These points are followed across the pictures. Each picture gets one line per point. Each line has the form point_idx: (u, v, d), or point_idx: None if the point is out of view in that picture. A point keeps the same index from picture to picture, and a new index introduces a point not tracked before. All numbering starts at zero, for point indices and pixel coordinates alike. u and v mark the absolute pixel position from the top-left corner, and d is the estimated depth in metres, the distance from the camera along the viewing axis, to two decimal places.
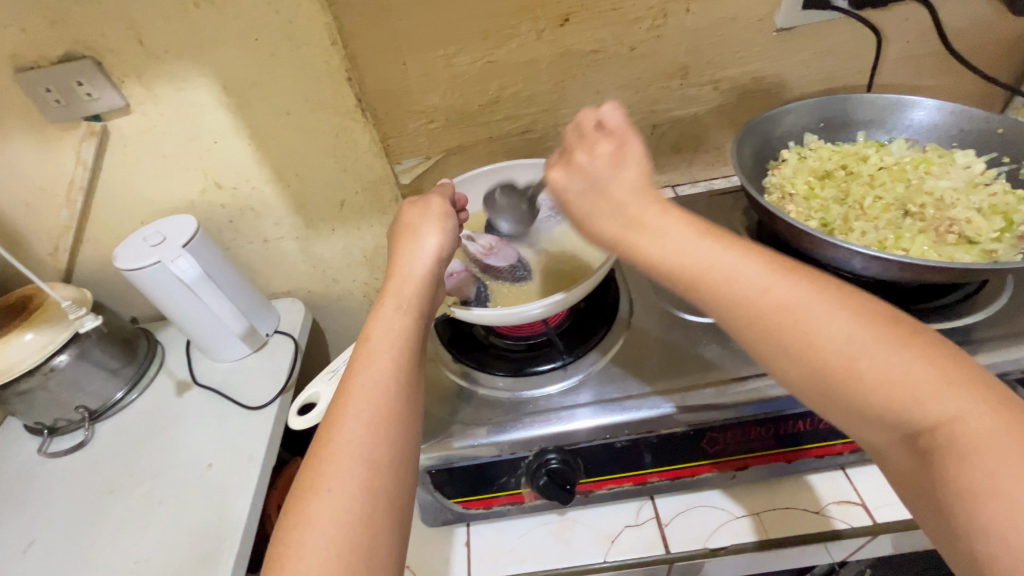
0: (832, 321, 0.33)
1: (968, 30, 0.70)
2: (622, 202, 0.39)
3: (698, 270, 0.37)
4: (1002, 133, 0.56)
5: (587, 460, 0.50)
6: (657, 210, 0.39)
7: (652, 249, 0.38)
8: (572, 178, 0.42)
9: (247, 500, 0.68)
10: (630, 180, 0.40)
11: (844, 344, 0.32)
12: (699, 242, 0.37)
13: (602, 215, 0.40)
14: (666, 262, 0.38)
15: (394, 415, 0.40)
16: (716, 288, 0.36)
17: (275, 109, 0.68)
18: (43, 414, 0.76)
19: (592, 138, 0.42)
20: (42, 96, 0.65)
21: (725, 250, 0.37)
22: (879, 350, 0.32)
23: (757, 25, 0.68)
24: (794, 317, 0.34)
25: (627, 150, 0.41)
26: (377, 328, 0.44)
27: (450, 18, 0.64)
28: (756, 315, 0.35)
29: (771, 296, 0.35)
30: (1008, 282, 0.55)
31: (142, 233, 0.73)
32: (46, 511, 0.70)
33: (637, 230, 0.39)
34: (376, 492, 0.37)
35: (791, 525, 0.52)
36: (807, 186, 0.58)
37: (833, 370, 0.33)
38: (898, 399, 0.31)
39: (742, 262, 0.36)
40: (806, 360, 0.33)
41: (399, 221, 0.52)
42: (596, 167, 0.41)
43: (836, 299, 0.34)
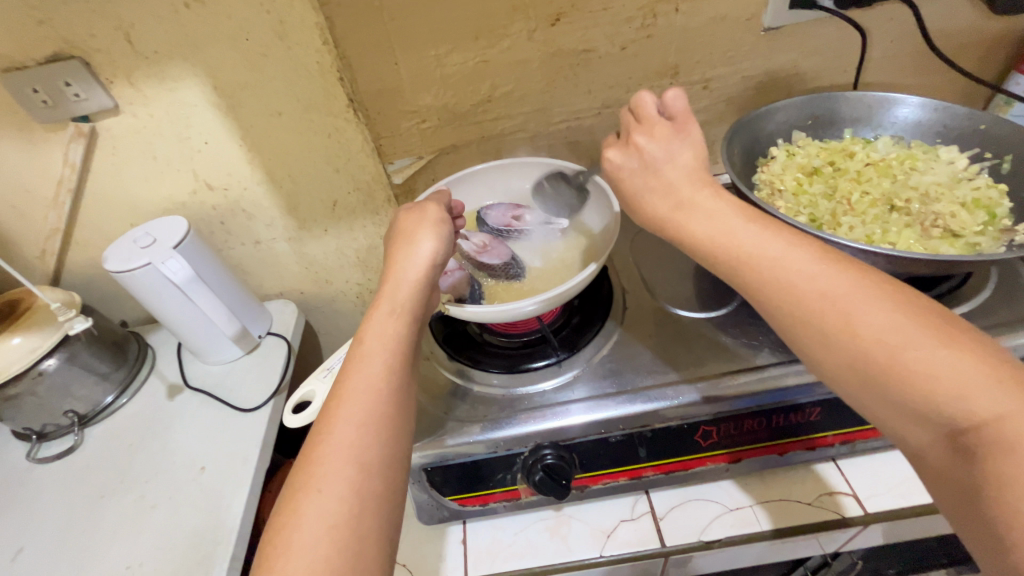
0: (876, 313, 0.35)
1: (950, 29, 0.71)
2: (672, 182, 0.47)
3: (747, 256, 0.40)
4: (984, 129, 0.58)
5: (581, 455, 0.50)
6: (708, 189, 0.45)
7: (704, 226, 0.43)
8: (628, 158, 0.50)
9: (241, 503, 0.67)
10: (683, 160, 0.47)
11: (889, 333, 0.34)
12: (750, 230, 0.41)
13: (651, 192, 0.48)
14: (715, 241, 0.42)
15: (385, 417, 0.40)
16: (766, 275, 0.39)
17: (267, 109, 0.68)
18: (31, 419, 0.75)
19: (651, 123, 0.50)
20: (29, 96, 0.64)
21: (773, 239, 0.40)
22: (926, 343, 0.33)
23: (745, 25, 0.69)
24: (837, 303, 0.36)
25: (682, 134, 0.48)
26: (371, 331, 0.44)
27: (442, 18, 0.64)
28: (802, 300, 0.37)
29: (816, 283, 0.37)
30: (993, 274, 0.57)
31: (133, 235, 0.73)
32: (36, 517, 0.69)
33: (688, 209, 0.45)
34: (365, 494, 0.36)
35: (784, 516, 0.52)
36: (795, 182, 0.59)
37: (878, 357, 0.34)
38: (943, 394, 0.32)
39: (793, 253, 0.39)
40: (847, 347, 0.35)
41: (395, 228, 0.52)
42: (650, 152, 0.48)
43: (886, 296, 0.36)
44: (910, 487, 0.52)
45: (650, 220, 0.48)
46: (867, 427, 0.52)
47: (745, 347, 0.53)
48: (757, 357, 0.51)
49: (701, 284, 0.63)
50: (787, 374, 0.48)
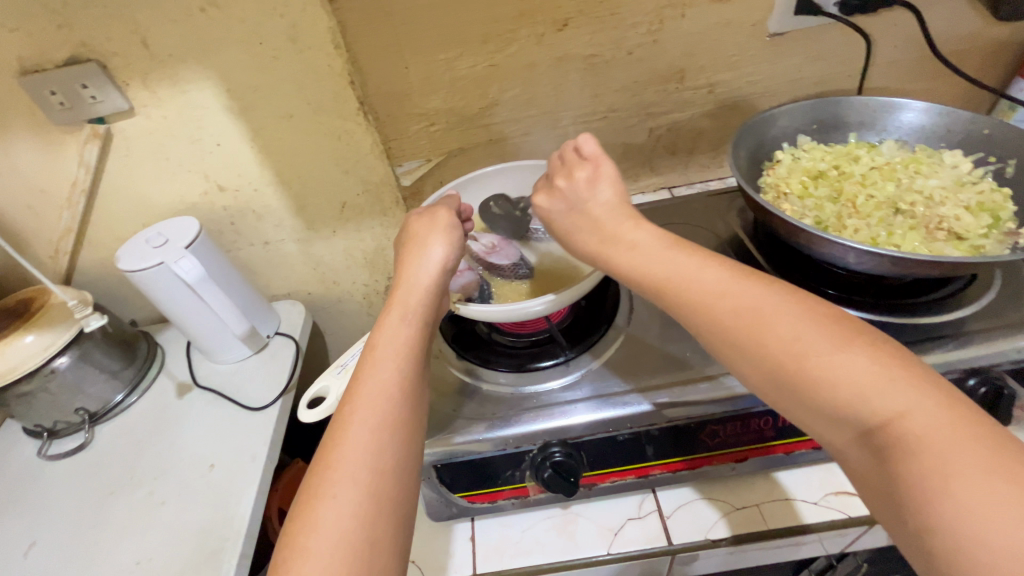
0: (782, 324, 0.36)
1: (954, 35, 0.72)
2: (597, 219, 0.48)
3: (661, 277, 0.42)
4: (988, 134, 0.58)
5: (589, 454, 0.51)
6: (631, 222, 0.46)
7: (624, 254, 0.45)
8: (555, 201, 0.52)
9: (249, 501, 0.68)
10: (600, 202, 0.49)
11: (795, 342, 0.35)
12: (665, 251, 0.43)
13: (580, 231, 0.49)
14: (635, 267, 0.44)
15: (398, 420, 0.41)
16: (679, 293, 0.41)
17: (279, 112, 0.69)
18: (44, 416, 0.76)
19: (571, 165, 0.52)
20: (46, 98, 0.66)
21: (688, 258, 0.42)
22: (828, 348, 0.34)
23: (751, 30, 0.70)
24: (748, 319, 0.37)
25: (602, 174, 0.50)
26: (383, 336, 0.45)
27: (451, 23, 0.66)
28: (713, 318, 0.39)
29: (724, 299, 0.39)
30: (997, 277, 0.57)
31: (145, 235, 0.74)
32: (48, 512, 0.70)
33: (611, 242, 0.47)
34: (380, 495, 0.37)
35: (791, 516, 0.52)
36: (801, 185, 0.60)
37: (786, 365, 0.35)
38: (848, 397, 0.33)
39: (698, 272, 0.41)
40: (759, 358, 0.36)
41: (406, 233, 0.53)
42: (575, 191, 0.50)
43: (792, 305, 0.37)
44: None
45: (581, 255, 0.50)
46: None
47: None
48: None
49: None
50: None
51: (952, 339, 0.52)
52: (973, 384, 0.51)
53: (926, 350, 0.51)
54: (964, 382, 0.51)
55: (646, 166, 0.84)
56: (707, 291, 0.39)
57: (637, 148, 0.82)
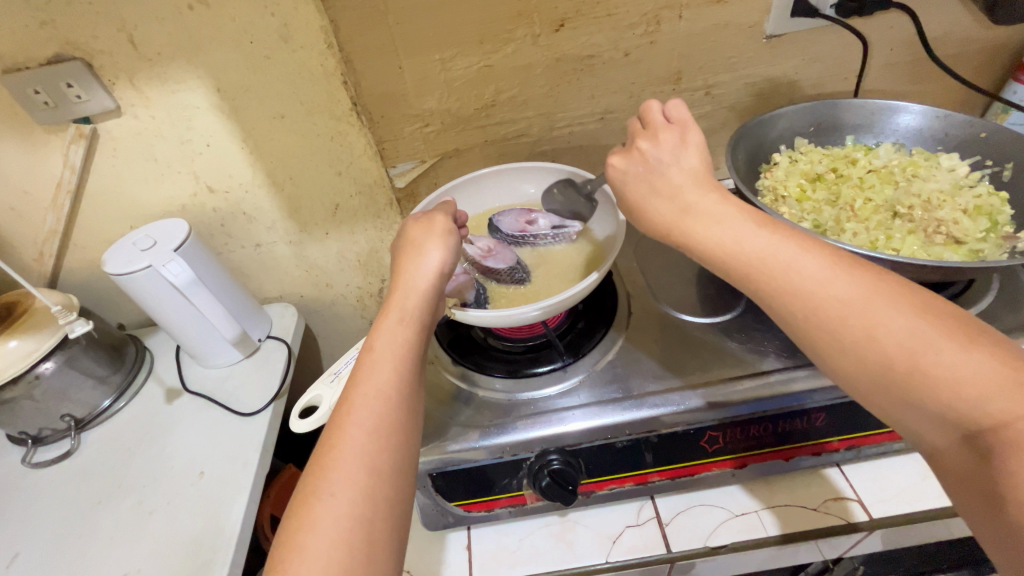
0: (897, 319, 0.35)
1: (949, 38, 0.72)
2: (678, 184, 0.45)
3: (754, 256, 0.39)
4: (985, 137, 0.58)
5: (587, 461, 0.50)
6: (716, 194, 0.43)
7: (712, 229, 0.42)
8: (630, 164, 0.48)
9: (240, 509, 0.67)
10: (685, 171, 0.46)
11: (910, 338, 0.34)
12: (759, 233, 0.40)
13: (658, 193, 0.46)
14: (723, 242, 0.41)
15: (395, 423, 0.40)
16: (776, 280, 0.38)
17: (270, 112, 0.68)
18: (28, 423, 0.74)
19: (657, 127, 0.49)
20: (30, 97, 0.64)
21: (787, 241, 0.40)
22: (948, 347, 0.33)
23: (747, 32, 0.70)
24: (859, 312, 0.36)
25: (689, 139, 0.47)
26: (380, 339, 0.44)
27: (447, 23, 0.65)
28: (817, 308, 0.37)
29: (832, 290, 0.37)
30: (994, 280, 0.57)
31: (132, 237, 0.72)
32: (32, 522, 0.69)
33: (702, 208, 0.43)
34: (376, 498, 0.36)
35: (790, 522, 0.52)
36: (799, 188, 0.59)
37: (898, 364, 0.34)
38: (964, 400, 0.32)
39: (802, 259, 0.38)
40: (867, 353, 0.35)
41: (402, 238, 0.52)
42: (659, 153, 0.47)
43: (904, 300, 0.36)
44: (912, 493, 0.52)
45: (655, 225, 0.46)
46: (870, 433, 0.52)
47: (751, 354, 0.53)
48: (762, 364, 0.52)
49: (705, 289, 0.63)
50: (793, 380, 0.49)
51: None
52: None
53: None
54: None
55: None
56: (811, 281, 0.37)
57: None
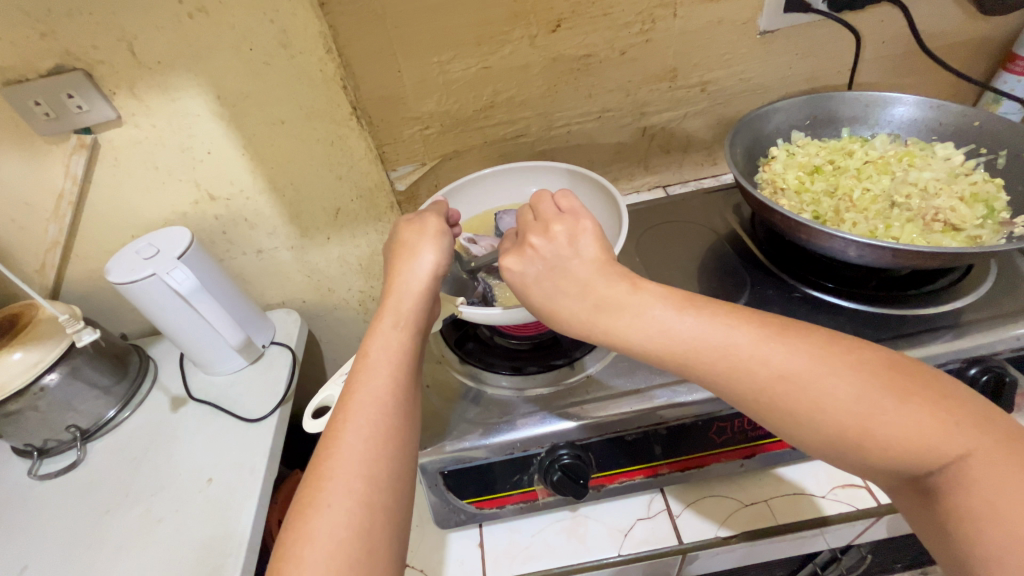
0: (838, 386, 0.36)
1: (941, 29, 0.73)
2: (584, 280, 0.44)
3: (689, 347, 0.40)
4: (979, 125, 0.59)
5: (597, 455, 0.50)
6: (625, 283, 0.43)
7: (630, 325, 0.42)
8: (527, 264, 0.46)
9: (250, 514, 0.67)
10: (585, 267, 0.44)
11: (856, 404, 0.35)
12: (683, 317, 0.41)
13: (564, 295, 0.45)
14: (647, 340, 0.41)
15: (391, 430, 0.41)
16: (718, 364, 0.39)
17: (270, 118, 0.68)
18: (33, 435, 0.74)
19: (546, 220, 0.47)
20: (30, 109, 0.64)
21: (714, 323, 0.40)
22: (888, 403, 0.35)
23: (741, 29, 0.71)
24: (800, 383, 0.37)
25: (581, 229, 0.46)
26: (376, 344, 0.45)
27: (444, 25, 0.65)
28: (760, 387, 0.38)
29: (772, 366, 0.38)
30: (993, 266, 0.58)
31: (135, 246, 0.72)
32: (40, 533, 0.68)
33: (613, 308, 0.42)
34: (373, 506, 0.37)
35: (798, 509, 0.53)
36: (798, 180, 0.60)
37: (850, 427, 0.35)
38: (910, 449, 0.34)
39: (733, 333, 0.39)
40: (817, 422, 0.36)
41: (396, 239, 0.52)
42: (555, 249, 0.45)
43: (840, 360, 0.37)
44: None
45: (570, 326, 0.44)
46: None
47: None
48: None
49: (708, 283, 0.64)
50: None
51: (952, 330, 0.52)
52: (975, 373, 0.51)
53: (925, 341, 0.52)
54: (966, 372, 0.52)
55: (640, 165, 0.84)
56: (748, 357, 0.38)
57: (631, 147, 0.82)
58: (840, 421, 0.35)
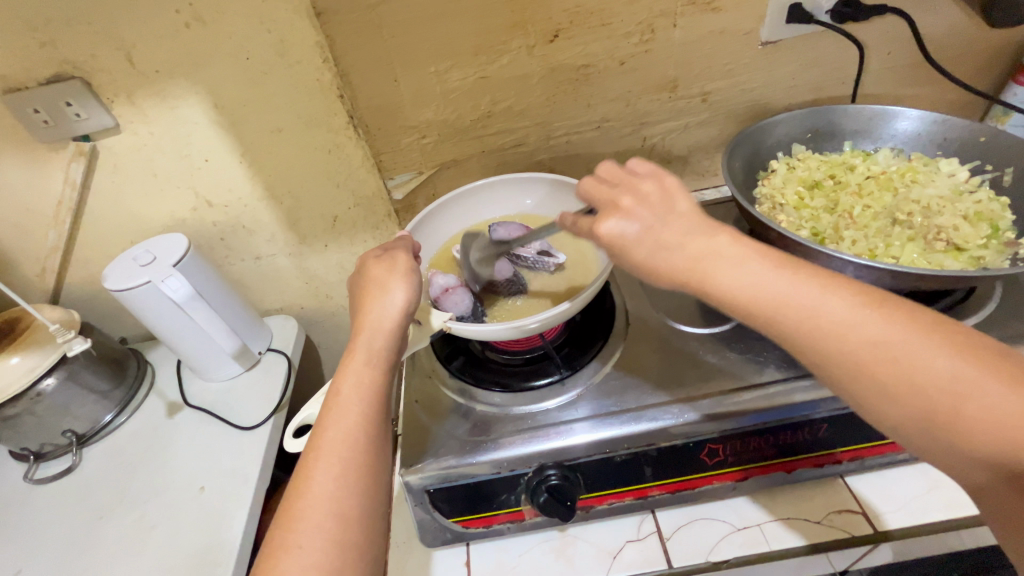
0: (932, 360, 0.34)
1: (948, 40, 0.72)
2: (683, 234, 0.41)
3: (779, 301, 0.37)
4: (984, 140, 0.58)
5: (586, 475, 0.49)
6: (725, 235, 0.40)
7: (733, 281, 0.38)
8: (628, 222, 0.42)
9: (241, 523, 0.67)
10: (687, 218, 0.41)
11: (952, 383, 0.33)
12: (777, 274, 0.38)
13: (664, 252, 0.40)
14: (746, 295, 0.38)
15: (362, 469, 0.41)
16: (799, 325, 0.37)
17: (267, 126, 0.68)
18: (30, 439, 0.74)
19: (631, 182, 0.45)
20: (30, 116, 0.65)
21: (808, 283, 0.38)
22: (991, 387, 0.32)
23: (743, 39, 0.70)
24: (892, 356, 0.35)
25: (670, 186, 0.43)
26: (347, 382, 0.45)
27: (442, 34, 0.64)
28: (847, 353, 0.36)
29: (864, 333, 0.35)
30: (998, 286, 0.56)
31: (133, 252, 0.73)
32: (35, 537, 0.69)
33: (711, 257, 0.39)
34: (345, 545, 0.38)
35: (794, 535, 0.51)
36: (797, 196, 0.59)
37: (937, 403, 0.33)
38: (1010, 441, 0.31)
39: (826, 298, 0.37)
40: (905, 394, 0.34)
41: (364, 275, 0.51)
42: (649, 206, 0.42)
43: (939, 335, 0.34)
44: (917, 504, 0.52)
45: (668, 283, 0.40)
46: (871, 444, 0.51)
47: (750, 364, 0.53)
48: (762, 373, 0.51)
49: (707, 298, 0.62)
50: (792, 391, 0.48)
51: None
52: None
53: None
54: None
55: None
56: (835, 323, 0.36)
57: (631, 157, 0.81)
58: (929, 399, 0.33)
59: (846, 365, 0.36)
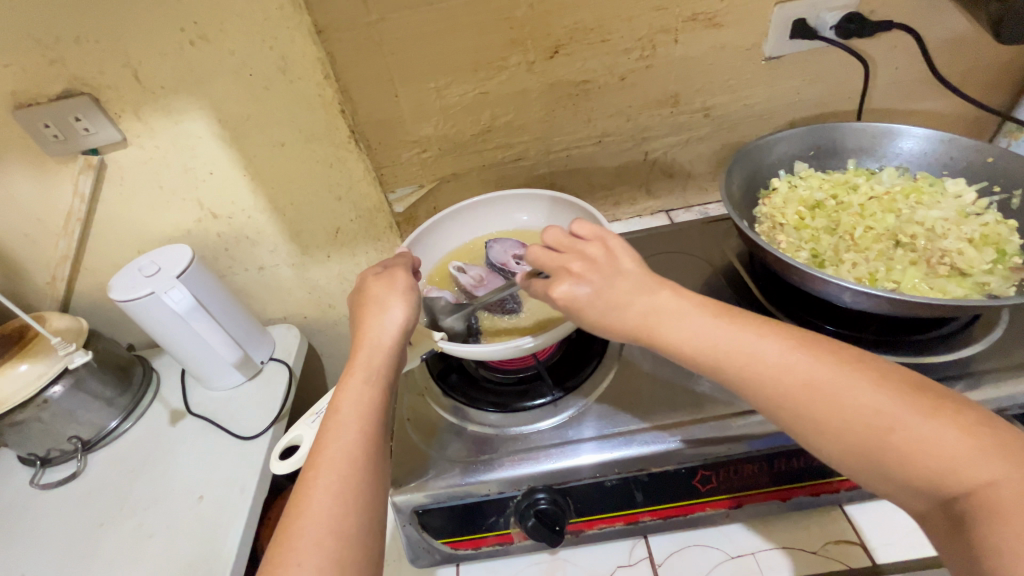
0: (862, 393, 0.35)
1: (958, 55, 0.70)
2: (629, 294, 0.43)
3: (718, 350, 0.40)
4: (992, 161, 0.56)
5: (576, 499, 0.49)
6: (666, 290, 0.43)
7: (676, 332, 0.41)
8: (580, 286, 0.44)
9: (237, 533, 0.67)
10: (629, 279, 0.44)
11: (875, 414, 0.35)
12: (718, 324, 0.41)
13: (613, 312, 0.43)
14: (689, 344, 0.41)
15: (361, 486, 0.41)
16: (740, 369, 0.39)
17: (269, 141, 0.69)
18: (37, 445, 0.76)
19: (579, 247, 0.46)
20: (40, 131, 0.66)
21: (744, 330, 0.40)
22: (911, 418, 0.34)
23: (746, 54, 0.69)
24: (824, 393, 0.36)
25: (615, 251, 0.45)
26: (346, 400, 0.45)
27: (441, 51, 0.64)
28: (783, 392, 0.38)
29: (796, 373, 0.37)
30: (1004, 313, 0.55)
31: (138, 263, 0.74)
32: (38, 542, 0.70)
33: (655, 314, 0.42)
34: (343, 562, 0.37)
35: (789, 564, 0.50)
36: (798, 215, 0.58)
37: (868, 437, 0.34)
38: (938, 467, 0.32)
39: (759, 343, 0.39)
40: (838, 432, 0.36)
41: (363, 293, 0.51)
42: (598, 271, 0.44)
43: (862, 372, 0.37)
44: (916, 537, 0.50)
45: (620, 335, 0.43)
46: None
47: None
48: None
49: None
50: None
51: (956, 380, 0.49)
52: None
53: None
54: None
55: (642, 189, 0.83)
56: (768, 366, 0.38)
57: (633, 171, 0.80)
58: (858, 431, 0.35)
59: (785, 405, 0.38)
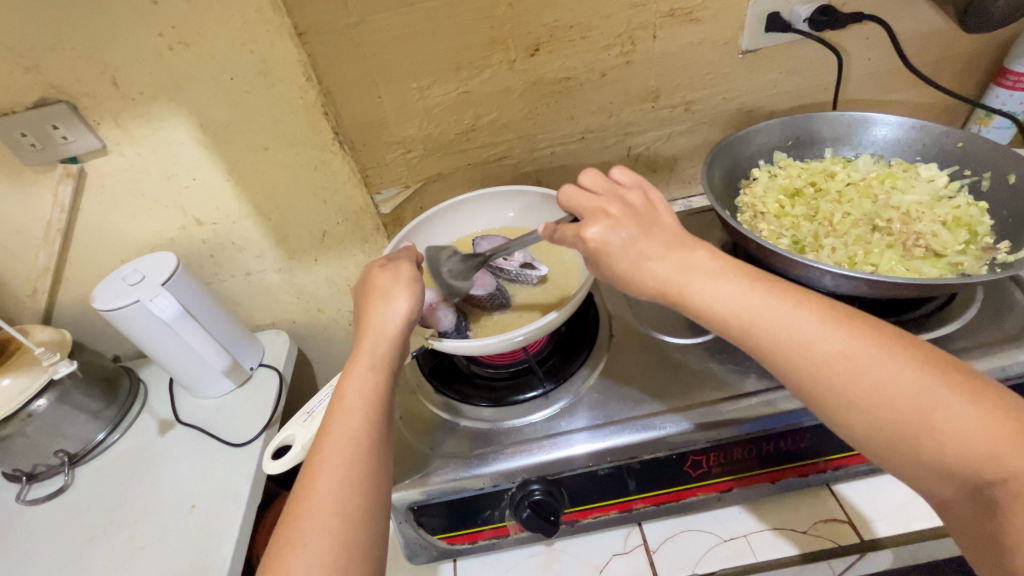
0: (903, 370, 0.35)
1: (927, 45, 0.72)
2: (664, 244, 0.43)
3: (748, 316, 0.39)
4: (962, 146, 0.58)
5: (570, 490, 0.49)
6: (701, 247, 0.43)
7: (708, 291, 0.41)
8: (616, 230, 0.44)
9: (230, 543, 0.66)
10: (663, 233, 0.44)
11: (918, 393, 0.35)
12: (753, 291, 0.40)
13: (647, 260, 0.43)
14: (718, 305, 0.40)
15: (367, 470, 0.41)
16: (770, 342, 0.39)
17: (253, 145, 0.69)
18: (21, 461, 0.74)
19: (618, 193, 0.47)
20: (17, 140, 0.65)
21: (781, 300, 0.40)
22: (950, 399, 0.34)
23: (723, 49, 0.70)
24: (862, 369, 0.36)
25: (654, 202, 0.46)
26: (351, 386, 0.45)
27: (423, 51, 0.65)
28: (819, 365, 0.37)
29: (835, 346, 0.37)
30: (978, 291, 0.57)
31: (122, 272, 0.73)
32: (27, 559, 0.69)
33: (686, 271, 0.42)
34: (350, 543, 0.38)
35: (779, 545, 0.51)
36: (777, 204, 0.60)
37: (907, 416, 0.35)
38: (976, 449, 0.33)
39: (797, 315, 0.39)
40: (877, 409, 0.35)
41: (368, 283, 0.51)
42: (637, 217, 0.45)
43: (899, 350, 0.36)
44: (902, 513, 0.51)
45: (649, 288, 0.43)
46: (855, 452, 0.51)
47: (732, 373, 0.53)
48: (744, 383, 0.51)
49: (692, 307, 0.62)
50: (772, 403, 0.48)
51: None
52: None
53: None
54: None
55: None
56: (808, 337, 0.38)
57: (617, 166, 0.81)
58: (897, 410, 0.35)
59: (818, 379, 0.38)
